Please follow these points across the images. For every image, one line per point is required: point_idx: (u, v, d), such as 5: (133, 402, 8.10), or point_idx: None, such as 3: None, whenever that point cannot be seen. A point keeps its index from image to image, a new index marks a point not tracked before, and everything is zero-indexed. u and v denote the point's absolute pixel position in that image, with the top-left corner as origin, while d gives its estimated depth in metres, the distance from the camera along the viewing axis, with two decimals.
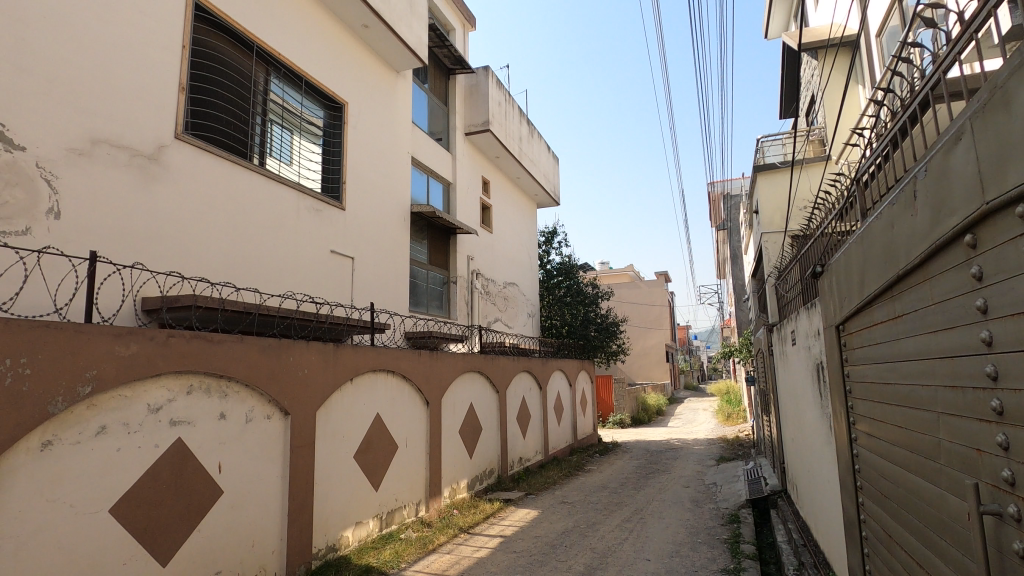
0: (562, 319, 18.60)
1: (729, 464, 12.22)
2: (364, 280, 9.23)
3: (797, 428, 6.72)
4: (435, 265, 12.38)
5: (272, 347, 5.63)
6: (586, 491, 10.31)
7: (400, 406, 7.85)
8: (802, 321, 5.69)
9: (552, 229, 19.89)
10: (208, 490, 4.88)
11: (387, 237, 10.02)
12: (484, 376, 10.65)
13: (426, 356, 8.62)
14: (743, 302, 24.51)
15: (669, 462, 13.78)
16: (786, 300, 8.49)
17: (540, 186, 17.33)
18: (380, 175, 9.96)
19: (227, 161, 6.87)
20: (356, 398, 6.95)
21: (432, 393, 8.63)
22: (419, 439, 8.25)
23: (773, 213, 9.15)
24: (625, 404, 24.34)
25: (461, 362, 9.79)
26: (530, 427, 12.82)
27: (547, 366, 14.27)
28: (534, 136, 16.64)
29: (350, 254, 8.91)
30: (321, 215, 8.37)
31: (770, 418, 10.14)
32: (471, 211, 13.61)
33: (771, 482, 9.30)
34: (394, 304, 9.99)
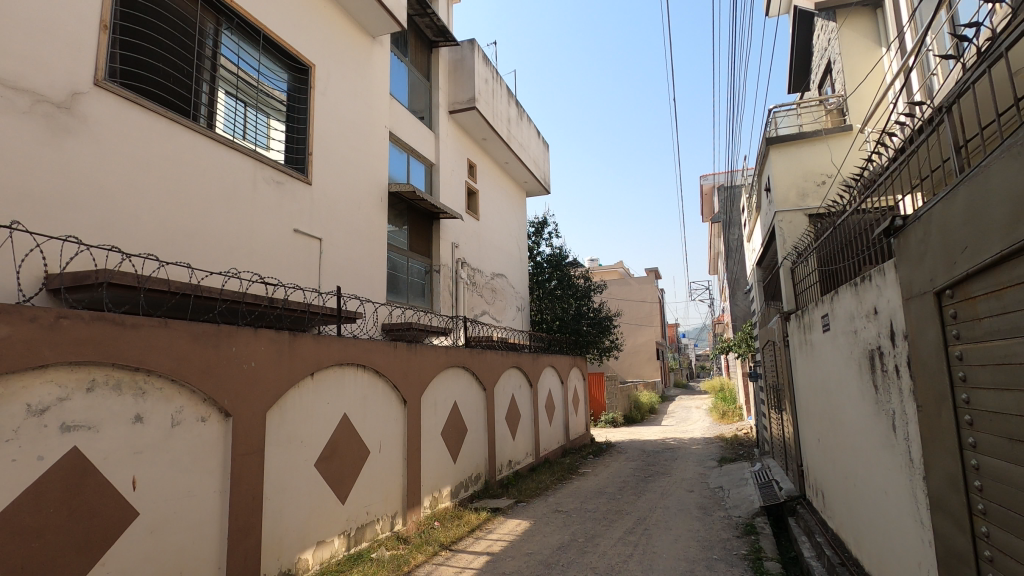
0: (553, 314, 17.69)
1: (735, 466, 11.35)
2: (335, 265, 8.24)
3: (827, 428, 5.89)
4: (417, 252, 11.39)
5: (207, 334, 4.63)
6: (581, 498, 9.39)
7: (372, 405, 6.88)
8: (840, 303, 4.86)
9: (542, 219, 18.99)
10: (118, 512, 3.88)
11: (361, 217, 9.03)
12: (469, 372, 9.70)
13: (403, 349, 7.65)
14: (740, 296, 23.81)
15: (669, 464, 12.91)
16: (805, 284, 7.64)
17: (530, 173, 16.39)
18: (354, 149, 8.97)
19: (165, 119, 5.85)
20: (318, 396, 5.96)
21: (411, 391, 7.66)
22: (394, 443, 7.27)
23: (788, 189, 8.23)
24: (618, 403, 23.50)
25: (444, 357, 8.82)
26: (520, 427, 11.88)
27: (538, 362, 13.35)
28: (523, 118, 15.70)
29: (317, 235, 7.91)
30: (283, 189, 7.37)
31: (782, 416, 9.31)
32: (456, 195, 12.65)
33: (786, 487, 8.43)
34: (368, 292, 9.00)
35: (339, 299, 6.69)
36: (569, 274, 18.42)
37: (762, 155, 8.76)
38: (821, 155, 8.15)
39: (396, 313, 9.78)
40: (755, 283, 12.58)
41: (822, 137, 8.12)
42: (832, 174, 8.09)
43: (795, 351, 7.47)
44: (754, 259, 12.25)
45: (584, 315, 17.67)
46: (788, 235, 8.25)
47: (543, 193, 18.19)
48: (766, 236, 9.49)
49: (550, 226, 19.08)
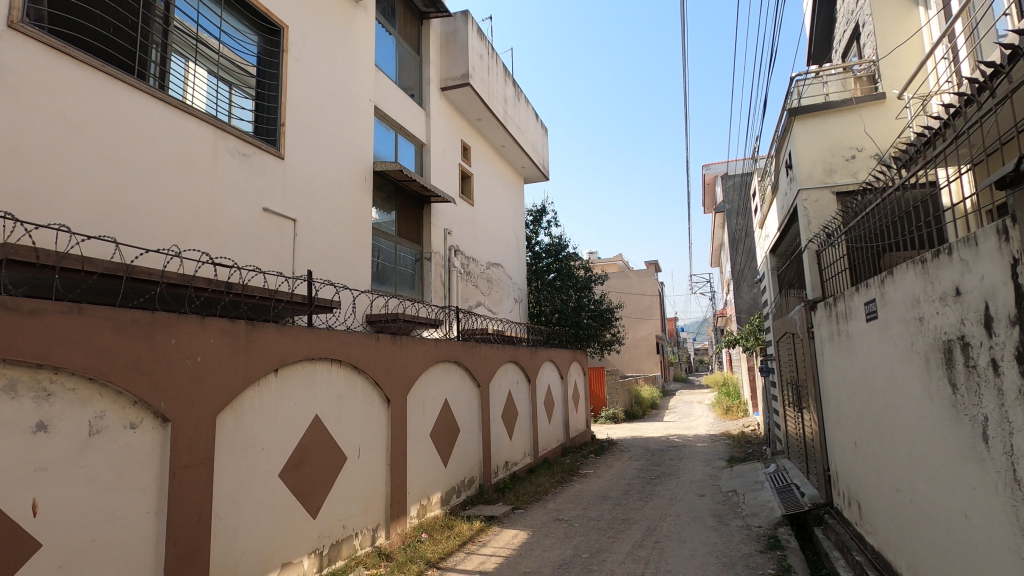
0: (551, 305, 16.92)
1: (748, 468, 10.59)
2: (311, 249, 7.43)
3: (869, 430, 5.15)
4: (406, 238, 10.59)
5: (137, 323, 3.83)
6: (584, 504, 8.63)
7: (350, 405, 6.09)
8: (897, 286, 4.13)
9: (541, 207, 18.20)
10: (11, 544, 3.10)
11: (342, 198, 8.21)
12: (462, 367, 8.92)
13: (387, 342, 6.85)
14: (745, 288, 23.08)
15: (676, 464, 12.18)
16: (836, 270, 6.87)
17: (528, 157, 15.56)
18: (334, 122, 8.14)
19: (101, 74, 5.09)
20: (284, 396, 5.17)
21: (395, 388, 6.88)
22: (376, 447, 6.48)
23: (813, 164, 7.43)
24: (619, 398, 22.76)
25: (433, 351, 8.03)
26: (517, 425, 11.12)
27: (536, 356, 12.57)
28: (521, 99, 14.88)
29: (290, 215, 7.10)
30: (250, 162, 6.55)
31: (803, 413, 8.57)
32: (449, 178, 11.85)
33: (809, 493, 7.68)
34: (350, 280, 8.20)
35: (311, 285, 5.91)
36: (568, 265, 17.65)
37: (784, 127, 7.93)
38: (850, 127, 7.34)
39: (381, 303, 8.98)
40: (766, 271, 11.80)
41: (853, 107, 7.29)
42: (862, 148, 7.29)
43: (824, 344, 6.73)
44: (766, 245, 11.44)
45: (584, 307, 16.93)
46: (813, 216, 7.45)
47: (542, 180, 17.36)
48: (785, 218, 8.71)
49: (548, 214, 18.29)
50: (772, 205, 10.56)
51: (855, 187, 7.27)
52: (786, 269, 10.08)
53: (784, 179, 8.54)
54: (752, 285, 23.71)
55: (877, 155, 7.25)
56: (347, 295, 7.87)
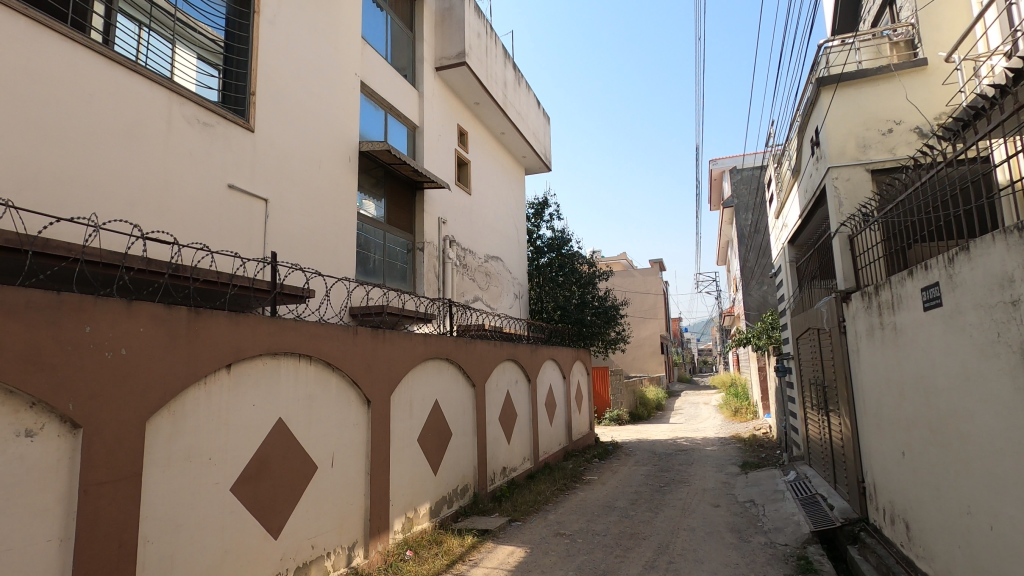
0: (553, 302, 16.12)
1: (765, 475, 9.81)
2: (285, 233, 6.69)
3: (924, 438, 4.41)
4: (397, 226, 9.85)
5: (38, 305, 3.10)
6: (588, 516, 7.88)
7: (322, 408, 5.35)
8: (975, 266, 3.39)
9: (543, 200, 17.48)
10: None
11: (322, 179, 7.47)
12: (455, 365, 8.17)
13: (368, 336, 6.11)
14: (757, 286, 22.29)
15: (686, 470, 11.40)
16: (873, 257, 6.09)
17: (529, 146, 14.83)
18: (313, 95, 7.40)
19: (24, 18, 4.35)
20: (239, 397, 4.43)
21: (377, 388, 6.13)
22: (353, 454, 5.73)
23: (845, 139, 6.65)
24: (623, 399, 22.02)
25: (423, 347, 7.29)
26: (516, 428, 10.35)
27: (537, 355, 11.82)
28: (521, 84, 14.12)
29: (261, 194, 6.36)
30: (212, 133, 5.82)
31: (827, 416, 7.83)
32: (444, 164, 11.11)
33: (838, 506, 6.90)
34: (331, 269, 7.46)
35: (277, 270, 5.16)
36: (571, 259, 16.84)
37: (811, 99, 7.16)
38: (886, 98, 6.57)
39: (367, 294, 8.25)
40: (783, 263, 11.02)
41: (890, 75, 6.52)
42: (901, 121, 6.51)
43: (860, 340, 5.96)
44: (784, 236, 10.66)
45: (589, 304, 16.03)
46: (845, 197, 6.66)
47: (544, 171, 16.61)
48: (809, 202, 7.95)
49: (551, 207, 17.52)
50: (792, 191, 9.78)
51: (892, 164, 6.49)
52: (809, 258, 9.30)
53: (809, 160, 7.78)
54: (761, 282, 22.95)
55: (917, 128, 6.47)
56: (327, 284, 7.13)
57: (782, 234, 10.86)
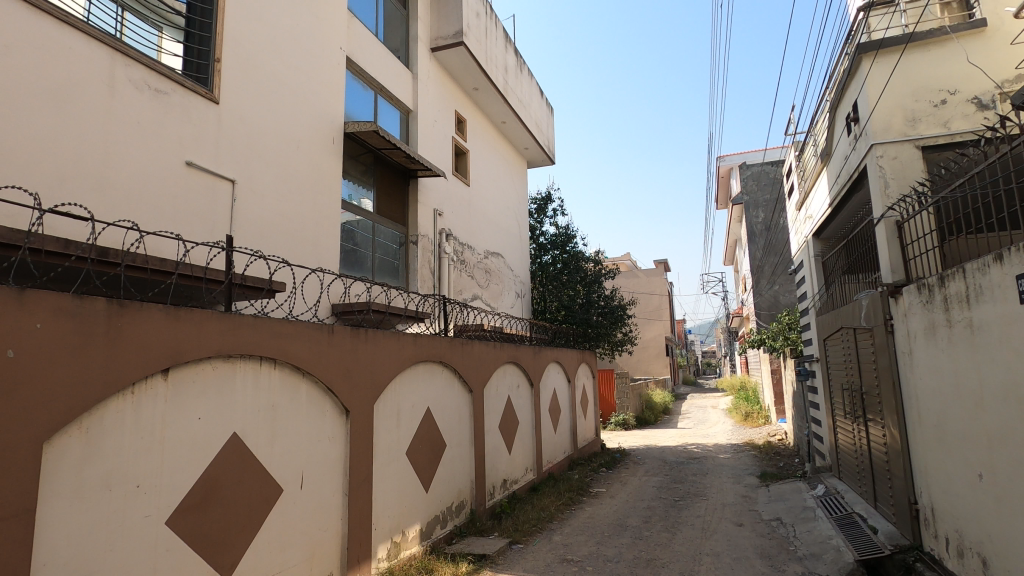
0: (557, 301, 15.32)
1: (789, 489, 8.98)
2: (256, 219, 5.94)
3: (1018, 460, 3.63)
4: (388, 217, 9.08)
5: None
6: (598, 537, 7.07)
7: (290, 420, 4.58)
8: None
9: (546, 194, 16.73)
10: None
11: (301, 161, 6.72)
12: (449, 368, 7.39)
13: (348, 336, 5.33)
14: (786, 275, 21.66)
15: (700, 481, 10.61)
16: (928, 244, 5.28)
17: (532, 137, 14.06)
18: (292, 68, 6.65)
19: None
20: (180, 409, 3.66)
21: (357, 395, 5.35)
22: (328, 472, 4.95)
23: (892, 111, 5.85)
24: (629, 403, 21.21)
25: (413, 349, 6.51)
26: (518, 436, 9.56)
27: (540, 357, 11.02)
28: (523, 71, 13.38)
29: (227, 174, 5.61)
30: (167, 102, 5.07)
31: (863, 425, 7.04)
32: (440, 151, 10.34)
33: (882, 529, 6.11)
34: (311, 262, 6.70)
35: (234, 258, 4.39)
36: (576, 256, 16.03)
37: (849, 70, 6.38)
38: (937, 65, 5.79)
39: (354, 289, 7.53)
40: (805, 259, 10.21)
41: (943, 40, 5.73)
42: (956, 90, 5.72)
43: (915, 340, 5.16)
44: (808, 228, 9.84)
45: (594, 303, 15.21)
46: (892, 177, 5.83)
47: (547, 164, 15.83)
48: (843, 188, 7.14)
49: (554, 202, 16.73)
50: (819, 179, 8.97)
51: (945, 140, 5.70)
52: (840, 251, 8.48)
53: (844, 140, 6.99)
54: (773, 282, 22.15)
55: (975, 98, 5.68)
56: (305, 276, 6.43)
57: (805, 227, 10.04)
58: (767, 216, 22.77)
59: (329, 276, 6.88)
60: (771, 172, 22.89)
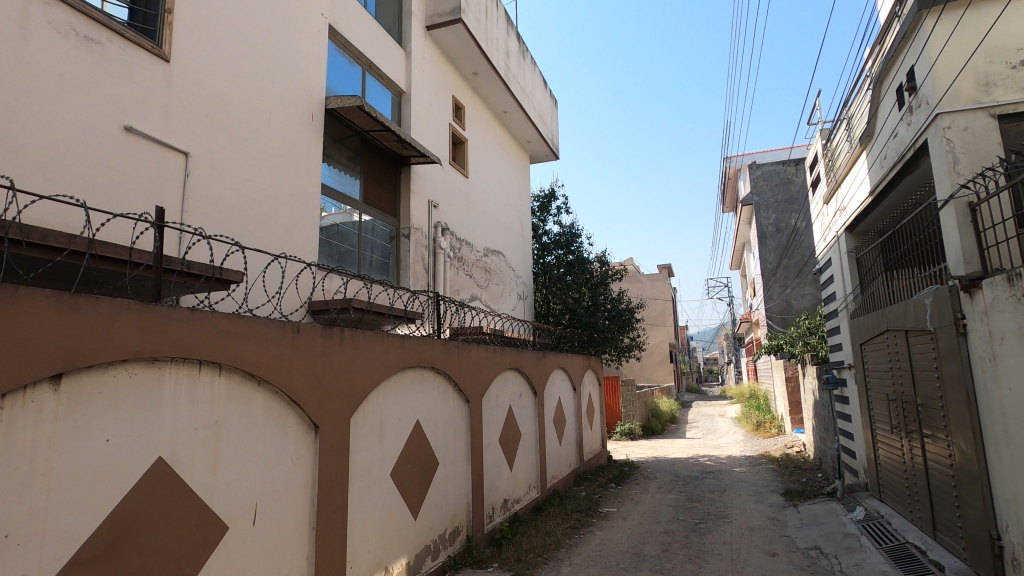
0: (562, 304, 14.42)
1: (823, 511, 8.04)
2: (215, 199, 5.07)
3: None
4: (377, 207, 8.21)
5: None
6: (613, 570, 6.15)
7: (239, 440, 3.68)
8: None
9: (549, 191, 15.87)
10: None
11: (273, 137, 5.85)
12: (443, 375, 6.48)
13: (319, 335, 4.43)
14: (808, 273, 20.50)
15: (720, 499, 9.67)
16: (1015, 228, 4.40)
17: (535, 128, 13.21)
18: (262, 30, 5.83)
19: None
20: (76, 429, 2.77)
21: (329, 408, 4.46)
22: (291, 501, 4.05)
23: (963, 73, 4.99)
24: (635, 411, 20.25)
25: (401, 353, 5.61)
26: (520, 450, 8.65)
27: (544, 363, 10.11)
28: (526, 57, 12.54)
29: (178, 145, 4.75)
30: (103, 55, 4.25)
31: (916, 442, 6.14)
32: (436, 138, 9.49)
33: (949, 567, 5.20)
34: (284, 252, 5.82)
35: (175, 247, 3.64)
36: (581, 257, 15.15)
37: (905, 31, 5.54)
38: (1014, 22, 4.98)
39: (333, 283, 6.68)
40: (834, 256, 9.33)
41: None
42: None
43: (1005, 343, 4.27)
44: (838, 222, 8.96)
45: (600, 306, 14.28)
46: (963, 151, 4.95)
47: (551, 159, 15.00)
48: (893, 169, 6.26)
49: (558, 200, 15.88)
50: (854, 167, 8.10)
51: None
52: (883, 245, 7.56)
53: (893, 116, 6.13)
54: (785, 285, 21.21)
55: None
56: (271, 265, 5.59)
57: (834, 222, 9.17)
58: (779, 217, 21.82)
59: (305, 269, 6.01)
60: (782, 172, 21.96)
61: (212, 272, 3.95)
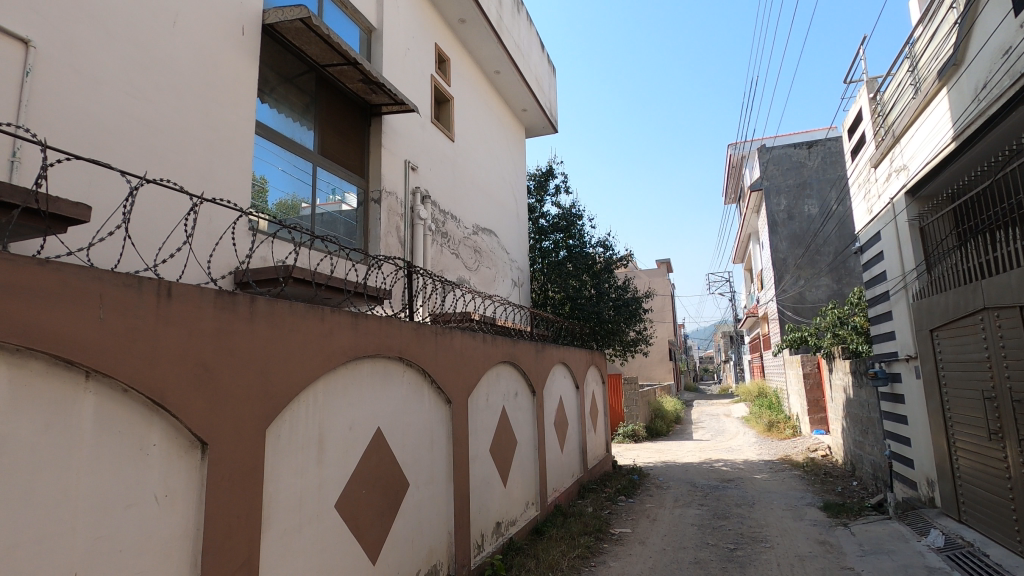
0: (561, 292, 12.92)
1: (888, 535, 6.58)
2: (80, 115, 3.60)
3: None
4: (339, 163, 6.70)
5: None
6: None
7: (40, 472, 2.18)
8: None
9: (547, 168, 14.40)
10: None
11: (179, 46, 4.33)
12: (415, 367, 4.99)
13: (211, 304, 2.90)
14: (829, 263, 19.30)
15: (751, 516, 8.23)
16: None
17: (532, 94, 11.73)
18: None
19: None
20: None
21: (229, 414, 2.95)
22: (152, 564, 2.54)
23: None
24: (639, 412, 18.78)
25: (353, 337, 4.09)
26: (516, 461, 7.16)
27: (543, 356, 8.63)
28: (521, 11, 11.07)
29: (15, 28, 3.30)
30: None
31: None
32: (414, 89, 7.96)
33: None
34: (166, 180, 4.10)
35: None
36: (582, 241, 13.66)
37: None
38: None
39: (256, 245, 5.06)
40: (886, 227, 7.89)
41: None
42: None
43: None
44: (895, 186, 7.53)
45: (605, 295, 12.76)
46: None
47: (550, 133, 13.53)
48: (1010, 94, 4.85)
49: (557, 178, 14.39)
50: (921, 116, 6.71)
51: None
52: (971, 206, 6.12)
53: (1014, 25, 4.75)
54: (798, 277, 19.82)
55: None
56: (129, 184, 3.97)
57: (887, 188, 7.76)
58: (791, 203, 20.37)
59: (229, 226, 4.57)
60: (794, 156, 20.54)
61: (29, 198, 2.44)
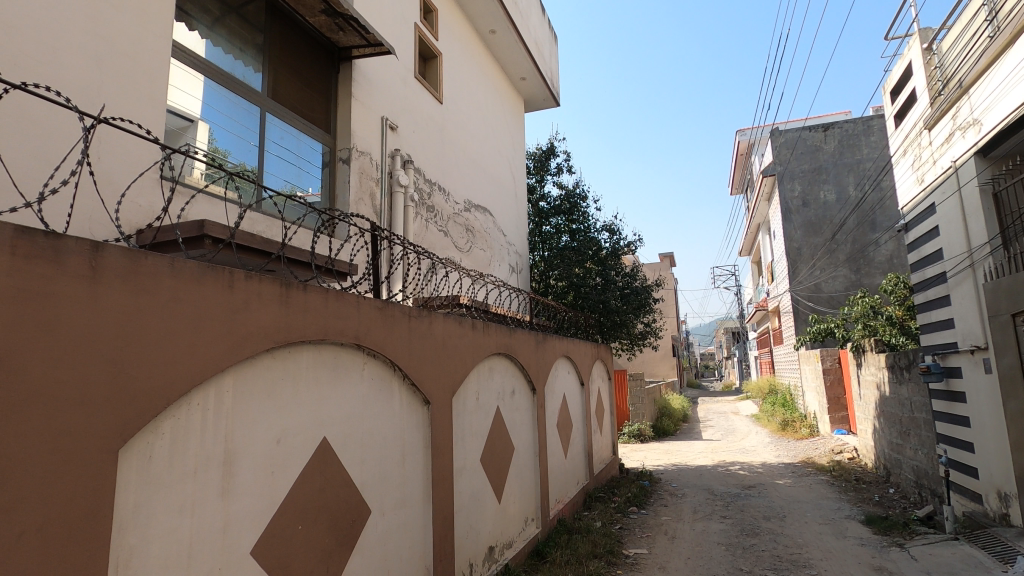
0: (564, 279, 11.80)
1: (963, 564, 5.45)
2: None
3: None
4: (298, 113, 5.56)
5: None
6: None
7: None
8: None
9: (550, 145, 13.28)
10: None
11: None
12: (380, 357, 3.86)
13: (7, 248, 1.78)
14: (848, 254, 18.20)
15: (783, 532, 7.13)
16: None
17: (532, 58, 10.58)
18: None
19: None
20: None
21: (39, 430, 1.83)
22: None
23: None
24: (645, 410, 17.64)
25: (285, 315, 2.97)
26: (513, 471, 6.04)
27: (544, 348, 7.50)
28: None
29: None
30: None
31: None
32: (394, 36, 6.83)
33: None
34: None
35: None
36: (586, 224, 12.53)
37: None
38: None
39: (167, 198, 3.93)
40: (946, 196, 6.74)
41: None
42: None
43: None
44: (960, 146, 6.39)
45: (612, 283, 11.63)
46: None
47: (551, 106, 12.37)
48: None
49: (559, 157, 13.25)
50: (1002, 57, 5.57)
51: None
52: None
53: None
54: (813, 267, 18.72)
55: None
56: None
57: (949, 149, 6.63)
58: (805, 189, 19.24)
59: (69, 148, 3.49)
60: (809, 139, 19.35)
61: None
